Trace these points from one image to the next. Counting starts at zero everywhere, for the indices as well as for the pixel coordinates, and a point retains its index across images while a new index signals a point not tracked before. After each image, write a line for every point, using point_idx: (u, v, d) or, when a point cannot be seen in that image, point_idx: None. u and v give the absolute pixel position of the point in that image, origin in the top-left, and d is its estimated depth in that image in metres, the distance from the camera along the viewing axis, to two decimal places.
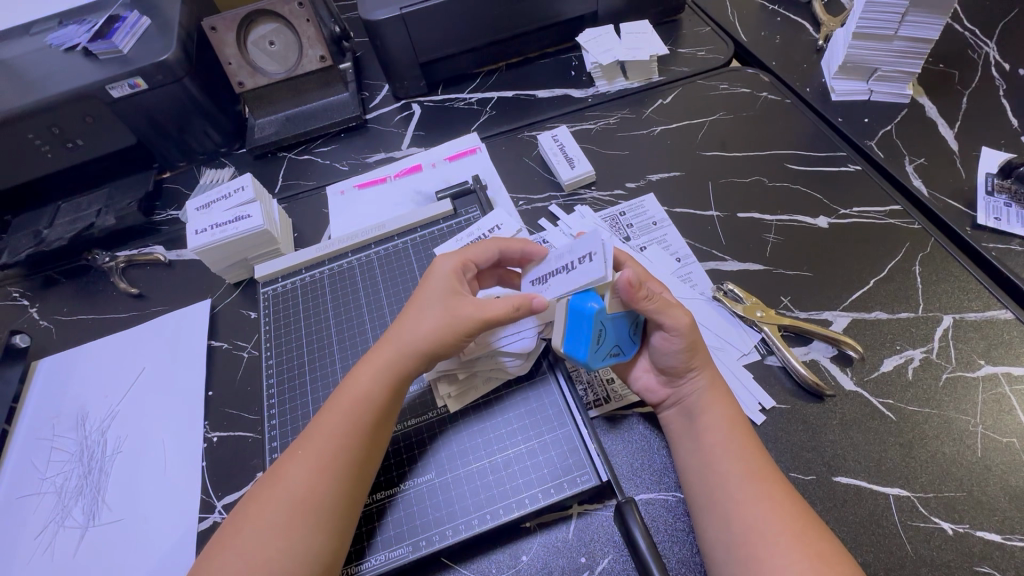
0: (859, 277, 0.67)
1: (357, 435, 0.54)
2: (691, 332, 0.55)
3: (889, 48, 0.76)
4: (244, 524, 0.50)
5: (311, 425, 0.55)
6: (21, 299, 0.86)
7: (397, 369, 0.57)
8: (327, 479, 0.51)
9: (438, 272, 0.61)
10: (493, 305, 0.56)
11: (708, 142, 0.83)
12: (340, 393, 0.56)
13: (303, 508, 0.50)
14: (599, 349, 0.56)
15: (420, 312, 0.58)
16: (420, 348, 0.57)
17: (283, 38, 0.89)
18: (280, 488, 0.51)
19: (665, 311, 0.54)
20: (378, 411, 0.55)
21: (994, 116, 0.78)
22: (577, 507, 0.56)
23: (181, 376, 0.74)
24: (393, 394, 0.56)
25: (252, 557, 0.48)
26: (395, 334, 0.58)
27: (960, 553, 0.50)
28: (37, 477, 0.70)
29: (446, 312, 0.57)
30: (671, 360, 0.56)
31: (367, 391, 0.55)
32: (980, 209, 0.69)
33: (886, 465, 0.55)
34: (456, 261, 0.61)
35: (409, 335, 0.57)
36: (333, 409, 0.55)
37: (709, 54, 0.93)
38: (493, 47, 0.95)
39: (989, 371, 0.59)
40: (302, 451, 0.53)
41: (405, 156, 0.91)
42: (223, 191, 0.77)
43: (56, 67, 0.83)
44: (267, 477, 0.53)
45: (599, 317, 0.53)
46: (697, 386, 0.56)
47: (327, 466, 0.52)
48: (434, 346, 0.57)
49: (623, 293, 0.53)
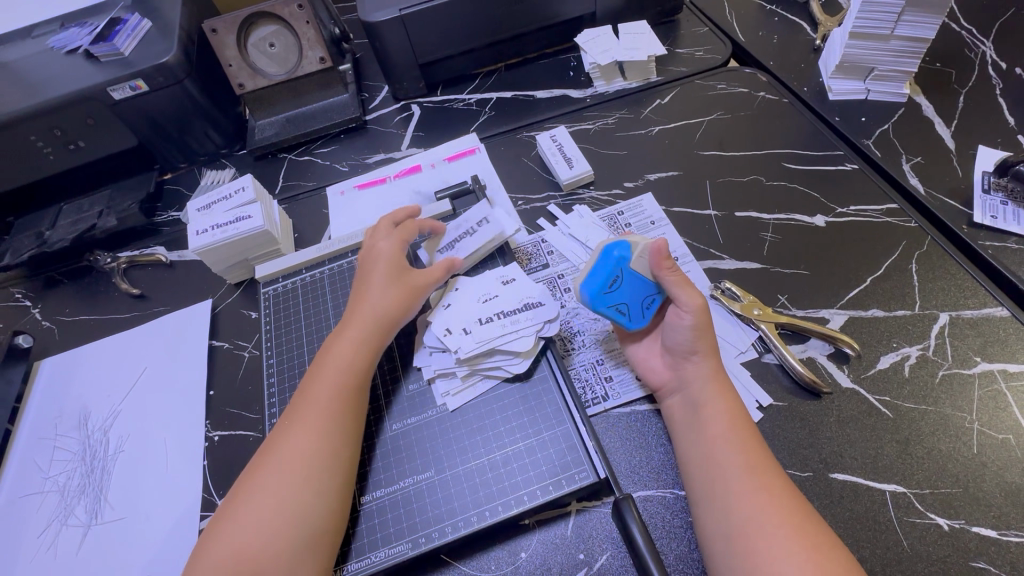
0: (856, 275, 0.67)
1: (339, 395, 0.57)
2: (701, 312, 0.57)
3: (886, 47, 0.76)
4: (246, 499, 0.52)
5: (294, 399, 0.59)
6: (23, 300, 0.86)
7: (367, 335, 0.61)
8: (320, 439, 0.54)
9: (381, 251, 0.67)
10: (435, 268, 0.66)
11: (706, 141, 0.83)
12: (316, 365, 0.60)
13: (298, 468, 0.53)
14: (609, 296, 0.59)
15: (378, 285, 0.64)
16: (386, 313, 0.62)
17: (283, 40, 0.89)
18: (274, 458, 0.54)
19: (680, 285, 0.58)
20: (357, 373, 0.59)
21: (990, 114, 0.78)
22: (576, 505, 0.56)
23: (183, 376, 0.75)
24: (369, 356, 0.61)
25: (257, 527, 0.50)
26: (360, 308, 0.63)
27: (956, 549, 0.51)
28: (39, 477, 0.71)
29: (400, 282, 0.65)
30: (678, 338, 0.58)
31: (342, 358, 0.60)
32: (976, 207, 0.69)
33: (882, 462, 0.55)
34: (395, 240, 0.68)
35: (374, 305, 0.63)
36: (313, 380, 0.59)
37: (707, 54, 0.94)
38: (492, 48, 0.95)
39: (985, 368, 0.59)
40: (290, 421, 0.56)
41: (405, 156, 0.92)
42: (223, 192, 0.78)
43: (58, 70, 0.83)
44: (260, 456, 0.55)
45: (623, 264, 0.59)
46: (699, 373, 0.57)
47: (314, 427, 0.55)
48: (397, 310, 0.63)
49: (650, 254, 0.59)
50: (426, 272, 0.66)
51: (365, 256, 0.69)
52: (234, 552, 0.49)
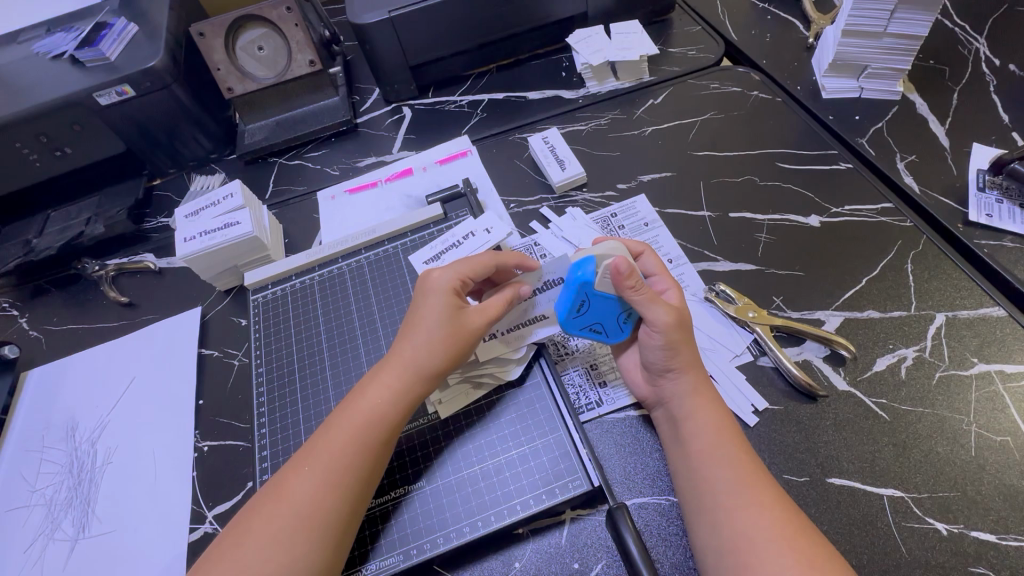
0: (851, 276, 0.67)
1: (367, 453, 0.53)
2: (670, 331, 0.55)
3: (879, 45, 0.76)
4: (246, 535, 0.49)
5: (317, 439, 0.54)
6: (10, 309, 0.85)
7: (408, 386, 0.56)
8: (334, 497, 0.51)
9: (436, 286, 0.59)
10: (491, 305, 0.59)
11: (699, 141, 0.82)
12: (348, 410, 0.55)
13: (310, 525, 0.49)
14: (580, 319, 0.58)
15: (429, 326, 0.57)
16: (431, 365, 0.56)
17: (271, 43, 0.88)
18: (285, 504, 0.50)
19: (648, 306, 0.56)
20: (388, 430, 0.55)
21: (985, 112, 0.78)
22: (570, 513, 0.56)
23: (172, 385, 0.74)
24: (404, 412, 0.56)
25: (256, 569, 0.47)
26: (403, 350, 0.57)
27: (955, 554, 0.50)
28: (26, 490, 0.69)
29: (452, 325, 0.57)
30: (651, 357, 0.57)
31: (379, 411, 0.55)
32: (972, 206, 0.69)
33: (879, 467, 0.54)
34: (454, 275, 0.59)
35: (418, 352, 0.56)
36: (343, 426, 0.54)
37: (700, 53, 0.93)
38: (483, 49, 0.94)
39: (982, 369, 0.59)
40: (308, 465, 0.52)
41: (396, 160, 0.91)
42: (211, 199, 0.77)
43: (43, 76, 0.82)
44: (270, 489, 0.52)
45: (584, 287, 0.56)
46: (678, 388, 0.56)
47: (334, 483, 0.51)
48: (445, 362, 0.56)
49: (612, 276, 0.55)
50: (484, 314, 0.58)
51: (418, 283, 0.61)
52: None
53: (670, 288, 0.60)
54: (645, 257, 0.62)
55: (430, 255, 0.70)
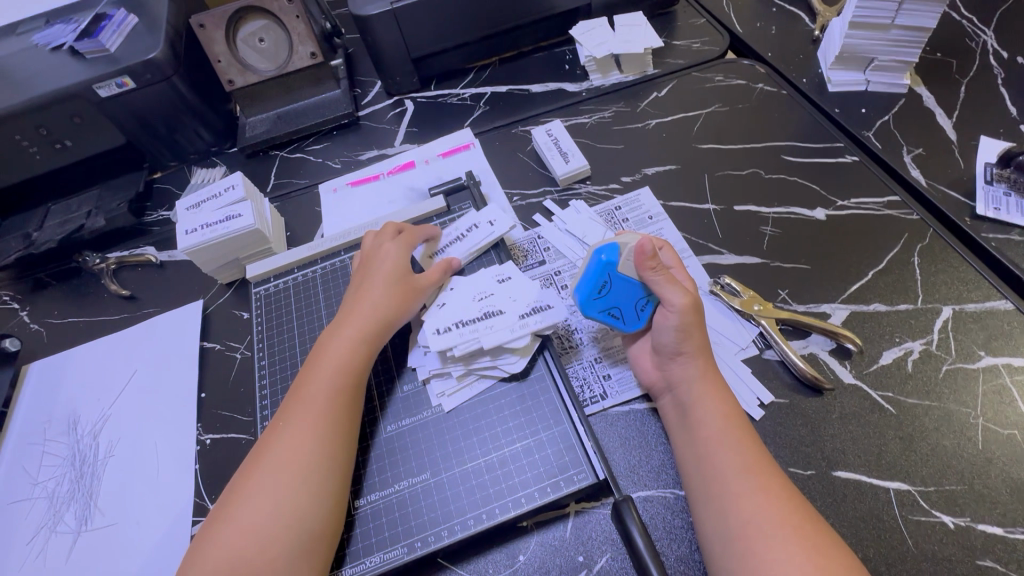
0: (857, 269, 0.66)
1: (338, 395, 0.56)
2: (686, 313, 0.55)
3: (886, 37, 0.75)
4: (237, 500, 0.51)
5: (289, 400, 0.57)
6: (11, 302, 0.85)
7: (363, 337, 0.60)
8: (312, 437, 0.53)
9: (377, 256, 0.66)
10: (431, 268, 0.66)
11: (704, 134, 0.82)
12: (310, 368, 0.59)
13: (292, 468, 0.52)
14: (599, 301, 0.58)
15: (377, 286, 0.63)
16: (381, 315, 0.61)
17: (272, 35, 0.88)
18: (268, 458, 0.53)
19: (665, 288, 0.56)
20: (354, 374, 0.58)
21: (992, 105, 0.77)
22: (574, 506, 0.55)
23: (174, 379, 0.73)
24: (365, 357, 0.60)
25: (254, 519, 0.49)
26: (353, 311, 0.62)
27: (962, 547, 0.50)
28: (28, 483, 0.69)
29: (395, 283, 0.63)
30: (664, 339, 0.56)
31: (341, 359, 0.58)
32: (979, 199, 0.68)
33: (885, 460, 0.54)
34: (393, 245, 0.67)
35: (370, 309, 0.61)
36: (311, 380, 0.57)
37: (704, 46, 0.92)
38: (485, 42, 0.94)
39: (989, 362, 0.58)
40: (283, 422, 0.55)
41: (398, 153, 0.90)
42: (212, 191, 0.76)
43: (42, 67, 0.81)
44: (254, 456, 0.54)
45: (608, 268, 0.57)
46: (687, 372, 0.55)
47: (310, 427, 0.54)
48: (393, 312, 0.62)
49: (634, 257, 0.56)
50: (425, 275, 0.65)
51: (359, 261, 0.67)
52: (229, 545, 0.48)
53: (689, 280, 0.60)
54: (666, 251, 0.62)
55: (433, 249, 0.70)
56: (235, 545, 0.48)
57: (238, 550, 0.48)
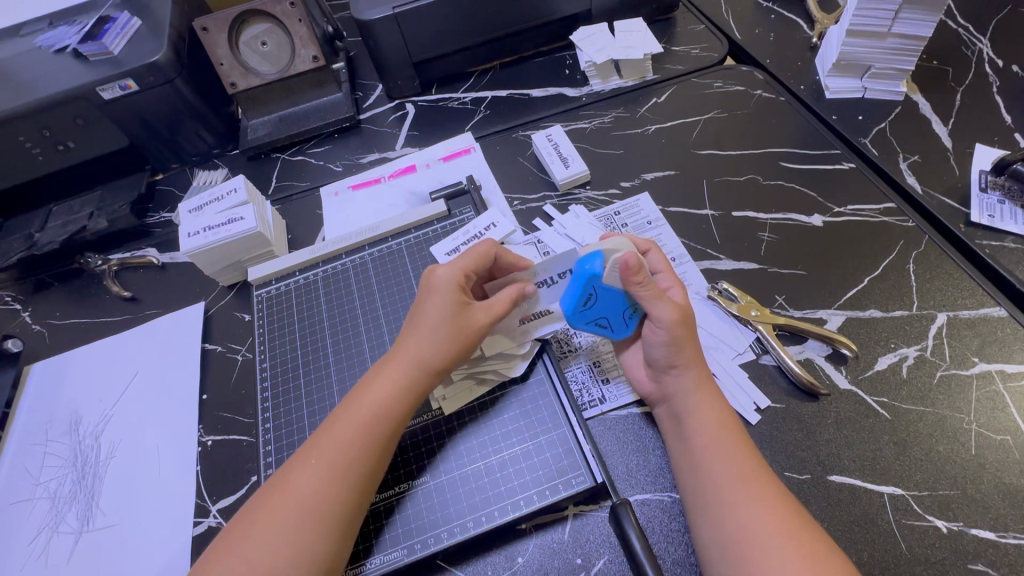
0: (853, 275, 0.67)
1: (372, 446, 0.53)
2: (675, 327, 0.55)
3: (883, 45, 0.76)
4: (249, 528, 0.50)
5: (321, 433, 0.54)
6: (13, 303, 0.85)
7: (410, 382, 0.56)
8: (340, 488, 0.51)
9: (440, 282, 0.59)
10: (498, 303, 0.59)
11: (703, 140, 0.82)
12: (352, 404, 0.56)
13: (314, 516, 0.50)
14: (585, 312, 0.58)
15: (437, 323, 0.57)
16: (431, 359, 0.56)
17: (275, 38, 0.88)
18: (290, 497, 0.50)
19: (652, 301, 0.56)
20: (393, 424, 0.55)
21: (987, 113, 0.78)
22: (572, 509, 0.56)
23: (175, 380, 0.74)
24: (408, 405, 0.56)
25: (265, 558, 0.48)
26: (405, 345, 0.58)
27: (954, 551, 0.50)
28: (30, 483, 0.70)
29: (453, 321, 0.57)
30: (655, 354, 0.57)
31: (383, 406, 0.55)
32: (974, 206, 0.69)
33: (879, 464, 0.55)
34: (458, 270, 0.59)
35: (423, 350, 0.56)
36: (348, 421, 0.54)
37: (703, 52, 0.93)
38: (486, 46, 0.94)
39: (983, 368, 0.59)
40: (312, 459, 0.52)
41: (399, 156, 0.91)
42: (215, 194, 0.76)
43: (46, 69, 0.82)
44: (275, 483, 0.52)
45: (593, 280, 0.56)
46: (682, 384, 0.56)
47: (340, 476, 0.51)
48: (446, 358, 0.56)
49: (619, 270, 0.55)
50: (491, 309, 0.58)
51: (422, 279, 0.61)
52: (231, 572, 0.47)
53: (675, 286, 0.60)
54: (653, 256, 0.62)
55: (452, 246, 0.72)
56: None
57: None
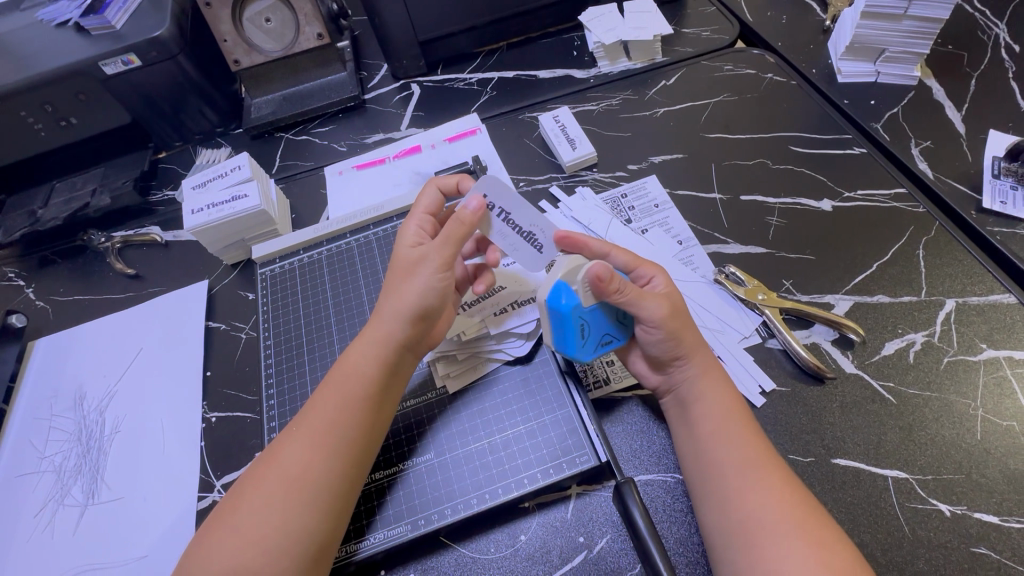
0: (862, 260, 0.67)
1: (353, 411, 0.53)
2: (668, 323, 0.54)
3: (898, 28, 0.74)
4: (240, 503, 0.50)
5: (307, 405, 0.55)
6: (16, 279, 0.85)
7: (386, 343, 0.55)
8: (322, 456, 0.51)
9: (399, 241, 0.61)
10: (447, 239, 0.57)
11: (712, 123, 0.82)
12: (335, 372, 0.56)
13: (299, 486, 0.49)
14: (587, 343, 0.56)
15: (396, 268, 0.59)
16: (403, 311, 0.55)
17: (279, 15, 0.87)
18: (275, 468, 0.51)
19: (641, 302, 0.54)
20: (374, 387, 0.54)
21: (1002, 99, 0.77)
22: (576, 488, 0.56)
23: (178, 357, 0.74)
24: (387, 367, 0.55)
25: (256, 529, 0.48)
26: (380, 303, 0.58)
27: (957, 534, 0.51)
28: (35, 456, 0.70)
29: (414, 261, 0.57)
30: (655, 350, 0.56)
31: (360, 367, 0.55)
32: (986, 192, 0.68)
33: (884, 448, 0.55)
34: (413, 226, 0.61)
35: (393, 305, 0.56)
36: (329, 390, 0.55)
37: (714, 34, 0.92)
38: (493, 26, 0.93)
39: (991, 355, 0.59)
40: (297, 430, 0.53)
41: (404, 137, 0.90)
42: (219, 171, 0.76)
43: (46, 43, 0.81)
44: (264, 456, 0.53)
45: (577, 312, 0.54)
46: (687, 374, 0.55)
47: (321, 441, 0.51)
48: (414, 306, 0.55)
49: (593, 288, 0.53)
50: (436, 247, 0.56)
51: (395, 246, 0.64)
52: (229, 545, 0.47)
53: (654, 275, 0.58)
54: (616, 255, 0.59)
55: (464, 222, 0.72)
56: (236, 550, 0.47)
57: (239, 552, 0.47)
